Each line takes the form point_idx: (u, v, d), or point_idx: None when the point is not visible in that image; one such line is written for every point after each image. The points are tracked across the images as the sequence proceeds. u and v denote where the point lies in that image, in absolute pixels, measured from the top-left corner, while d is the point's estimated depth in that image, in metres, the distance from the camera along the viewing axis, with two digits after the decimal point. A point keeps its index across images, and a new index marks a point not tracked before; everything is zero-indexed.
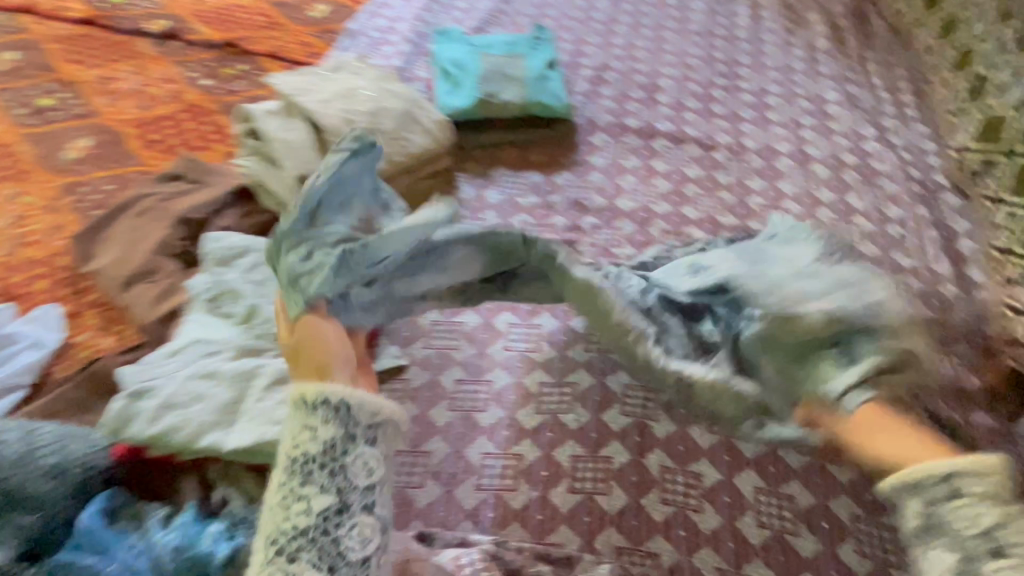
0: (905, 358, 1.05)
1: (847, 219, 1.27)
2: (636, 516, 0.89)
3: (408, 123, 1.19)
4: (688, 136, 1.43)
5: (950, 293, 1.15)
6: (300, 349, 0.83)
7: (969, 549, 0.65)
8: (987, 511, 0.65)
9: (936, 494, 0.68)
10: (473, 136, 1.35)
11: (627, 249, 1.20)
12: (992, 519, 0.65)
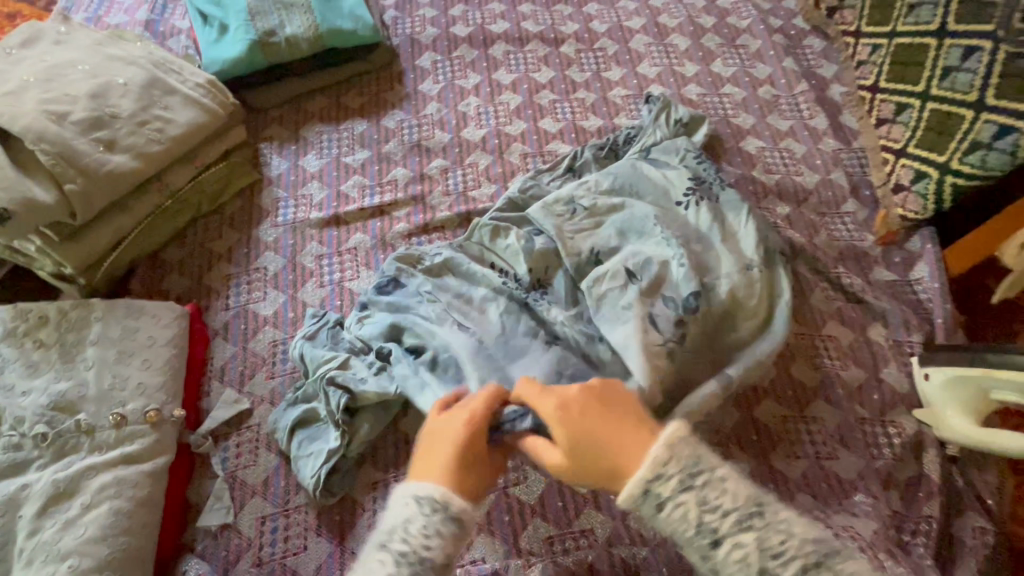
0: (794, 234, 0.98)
1: (716, 92, 1.14)
2: (558, 496, 0.79)
3: (156, 97, 0.89)
4: (530, 33, 1.20)
5: (831, 147, 1.07)
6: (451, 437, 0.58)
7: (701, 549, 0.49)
8: (688, 504, 0.49)
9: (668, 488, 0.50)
10: (263, 96, 1.07)
11: (487, 188, 1.01)
12: (712, 505, 0.49)
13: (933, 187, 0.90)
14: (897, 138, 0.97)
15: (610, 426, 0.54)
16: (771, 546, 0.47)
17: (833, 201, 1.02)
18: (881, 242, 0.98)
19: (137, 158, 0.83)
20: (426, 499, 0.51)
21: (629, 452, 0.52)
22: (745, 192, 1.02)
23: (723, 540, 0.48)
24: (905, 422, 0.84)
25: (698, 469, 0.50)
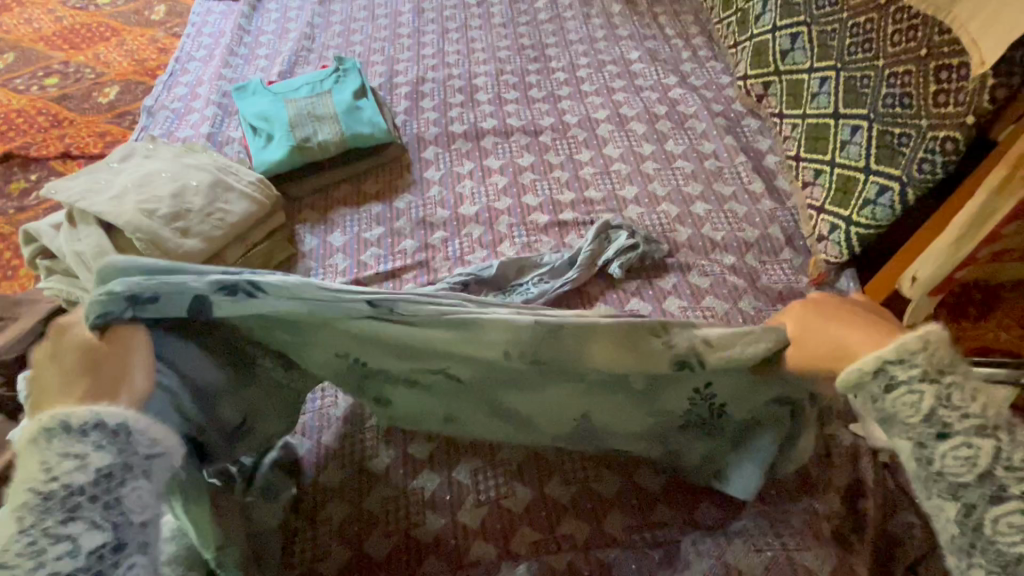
0: (735, 279, 1.16)
1: (670, 166, 1.37)
2: (543, 507, 0.92)
3: (219, 193, 1.14)
4: (514, 127, 1.47)
5: (769, 207, 1.28)
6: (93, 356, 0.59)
7: (914, 429, 0.57)
8: (926, 395, 0.56)
9: (875, 391, 0.60)
10: (299, 188, 1.32)
11: (480, 252, 1.23)
12: (931, 393, 0.56)
13: (845, 236, 1.07)
14: (817, 197, 1.16)
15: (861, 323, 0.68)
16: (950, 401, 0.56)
17: (772, 251, 1.21)
18: (814, 283, 1.15)
19: (205, 241, 1.06)
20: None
21: (852, 341, 0.66)
22: (696, 247, 1.22)
23: (933, 414, 0.56)
24: (842, 435, 0.98)
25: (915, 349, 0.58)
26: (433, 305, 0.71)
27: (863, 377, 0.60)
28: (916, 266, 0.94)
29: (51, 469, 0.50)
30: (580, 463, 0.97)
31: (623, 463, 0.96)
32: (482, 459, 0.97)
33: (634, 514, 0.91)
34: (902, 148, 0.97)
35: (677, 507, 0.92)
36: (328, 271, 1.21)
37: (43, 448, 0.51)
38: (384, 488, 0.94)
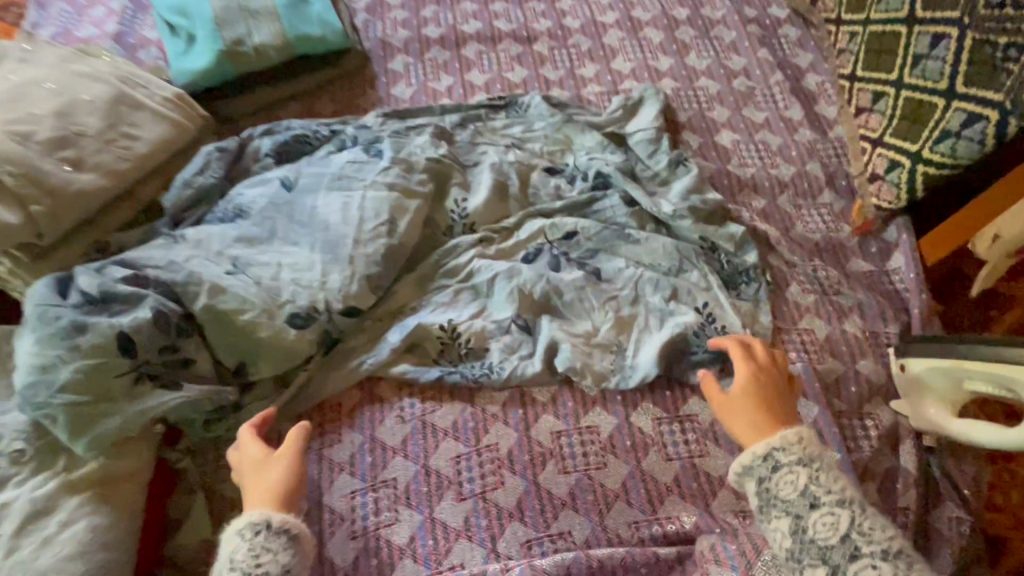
0: (764, 226, 0.98)
1: (691, 85, 1.13)
2: (536, 499, 0.79)
3: (123, 112, 0.89)
4: (503, 32, 1.20)
5: (806, 139, 1.07)
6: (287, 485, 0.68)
7: (796, 510, 0.63)
8: (801, 476, 0.64)
9: (762, 473, 0.66)
10: (234, 105, 1.06)
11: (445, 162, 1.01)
12: (805, 477, 0.64)
13: (904, 175, 0.89)
14: (874, 127, 0.96)
15: (755, 414, 0.72)
16: (862, 528, 0.61)
17: (810, 193, 1.02)
18: (858, 231, 0.97)
19: (105, 176, 0.83)
20: (246, 528, 0.63)
21: (752, 433, 0.70)
22: (721, 187, 1.02)
23: (819, 507, 0.62)
24: (882, 414, 0.84)
25: (811, 462, 0.65)
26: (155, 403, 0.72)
27: (753, 460, 0.67)
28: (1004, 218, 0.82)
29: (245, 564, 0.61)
30: (580, 447, 0.83)
31: (629, 448, 0.83)
32: (466, 444, 0.82)
33: (641, 507, 0.79)
34: (1008, 66, 0.77)
35: (691, 497, 0.79)
36: None
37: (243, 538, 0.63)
38: (348, 479, 0.79)
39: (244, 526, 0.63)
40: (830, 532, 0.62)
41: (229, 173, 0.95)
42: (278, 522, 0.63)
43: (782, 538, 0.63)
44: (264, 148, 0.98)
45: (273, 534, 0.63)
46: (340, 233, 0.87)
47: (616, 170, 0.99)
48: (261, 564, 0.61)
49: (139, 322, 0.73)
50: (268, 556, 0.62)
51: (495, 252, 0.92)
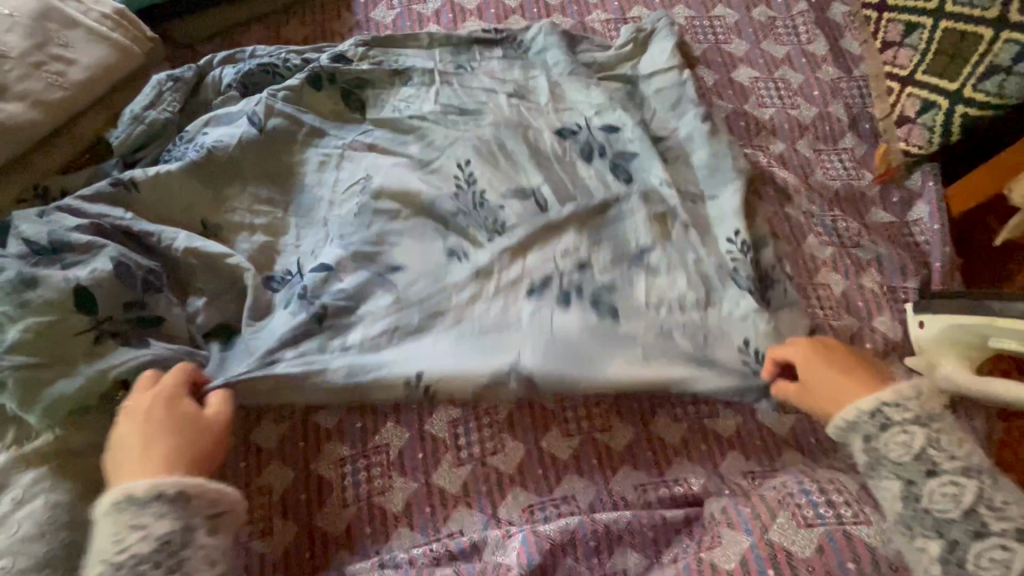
0: (782, 173, 0.90)
1: (706, 14, 1.02)
2: (538, 463, 0.75)
3: (52, 31, 0.75)
4: None
5: (830, 76, 0.98)
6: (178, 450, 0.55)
7: (909, 474, 0.54)
8: (916, 436, 0.54)
9: (870, 430, 0.57)
10: (189, 28, 0.92)
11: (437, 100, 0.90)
12: (923, 437, 0.54)
13: (937, 116, 0.84)
14: (903, 63, 0.87)
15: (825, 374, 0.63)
16: (940, 445, 0.54)
17: (831, 136, 0.94)
18: (879, 180, 0.90)
19: (36, 107, 0.71)
20: (119, 500, 0.50)
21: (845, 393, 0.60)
22: (737, 129, 0.94)
23: (940, 474, 0.53)
24: (898, 371, 0.80)
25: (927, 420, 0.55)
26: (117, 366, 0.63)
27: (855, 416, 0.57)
28: None
29: (122, 538, 0.49)
30: (583, 408, 0.78)
31: (636, 410, 0.78)
32: (463, 407, 0.77)
33: (648, 469, 0.75)
34: None
35: (699, 459, 0.76)
36: None
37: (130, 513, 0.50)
38: (336, 446, 0.74)
39: (107, 507, 0.51)
40: (949, 503, 0.52)
41: (185, 107, 0.83)
42: (172, 488, 0.51)
43: (890, 494, 0.55)
44: (226, 78, 0.85)
45: (143, 506, 0.50)
46: (313, 200, 0.81)
47: (621, 107, 0.89)
48: (129, 547, 0.49)
49: (99, 275, 0.65)
50: (138, 533, 0.50)
51: None
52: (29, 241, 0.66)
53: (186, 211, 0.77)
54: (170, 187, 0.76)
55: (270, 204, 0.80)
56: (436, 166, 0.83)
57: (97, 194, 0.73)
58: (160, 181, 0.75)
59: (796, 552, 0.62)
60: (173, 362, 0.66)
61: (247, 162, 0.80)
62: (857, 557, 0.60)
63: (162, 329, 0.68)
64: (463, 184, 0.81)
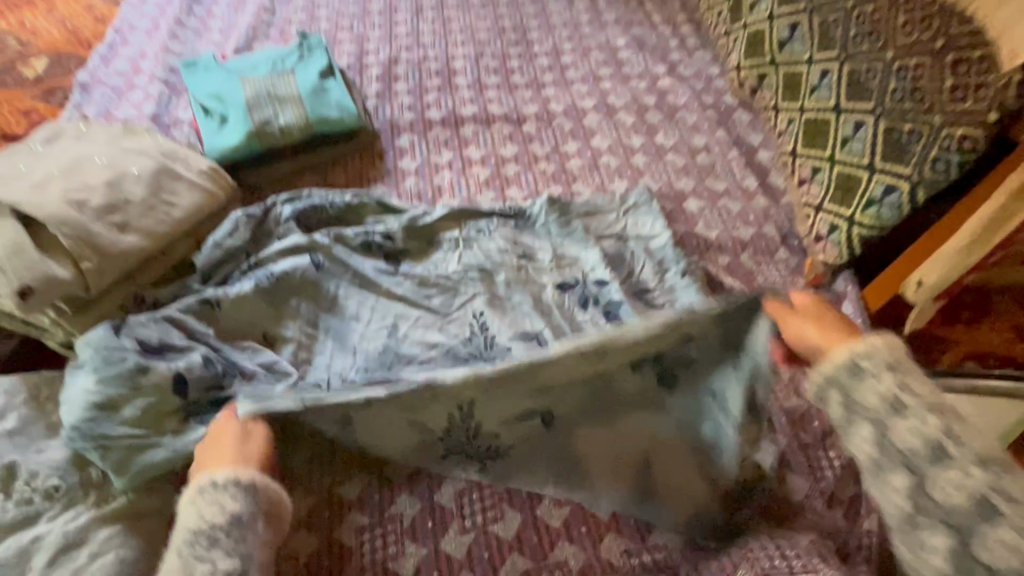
0: (728, 279, 1.11)
1: (661, 160, 1.30)
2: (535, 532, 0.85)
3: (164, 182, 1.00)
4: (496, 114, 1.38)
5: (762, 205, 1.23)
6: (244, 453, 0.70)
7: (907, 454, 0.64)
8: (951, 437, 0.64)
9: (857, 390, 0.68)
10: (259, 176, 1.19)
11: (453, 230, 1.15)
12: (894, 384, 0.67)
13: (846, 236, 1.05)
14: (815, 196, 1.12)
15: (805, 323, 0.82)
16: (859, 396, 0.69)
17: (768, 251, 1.16)
18: (811, 283, 1.10)
19: (146, 237, 0.93)
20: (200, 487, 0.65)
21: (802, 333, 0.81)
22: (690, 245, 1.16)
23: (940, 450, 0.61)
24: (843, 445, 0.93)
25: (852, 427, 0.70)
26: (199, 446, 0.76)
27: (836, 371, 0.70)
28: (920, 271, 0.96)
29: (207, 518, 0.63)
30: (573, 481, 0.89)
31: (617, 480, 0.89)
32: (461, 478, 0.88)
33: (628, 533, 0.86)
34: (913, 146, 0.94)
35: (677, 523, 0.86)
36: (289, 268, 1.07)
37: (201, 501, 0.64)
38: (358, 515, 0.85)
39: (199, 490, 0.65)
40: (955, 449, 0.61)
41: (252, 236, 1.07)
42: (245, 481, 0.65)
43: (865, 442, 0.68)
44: (285, 213, 1.09)
45: (223, 487, 0.65)
46: (351, 327, 1.00)
47: (596, 237, 1.15)
48: (211, 516, 0.63)
49: (193, 367, 0.81)
50: (217, 505, 0.64)
51: (490, 304, 1.04)
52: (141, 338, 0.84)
53: (250, 325, 0.96)
54: (242, 301, 0.96)
55: (315, 316, 1.00)
56: (453, 313, 1.03)
57: (186, 307, 0.92)
58: (238, 299, 0.95)
59: None
60: None
61: (302, 282, 1.01)
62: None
63: None
64: (478, 327, 1.01)
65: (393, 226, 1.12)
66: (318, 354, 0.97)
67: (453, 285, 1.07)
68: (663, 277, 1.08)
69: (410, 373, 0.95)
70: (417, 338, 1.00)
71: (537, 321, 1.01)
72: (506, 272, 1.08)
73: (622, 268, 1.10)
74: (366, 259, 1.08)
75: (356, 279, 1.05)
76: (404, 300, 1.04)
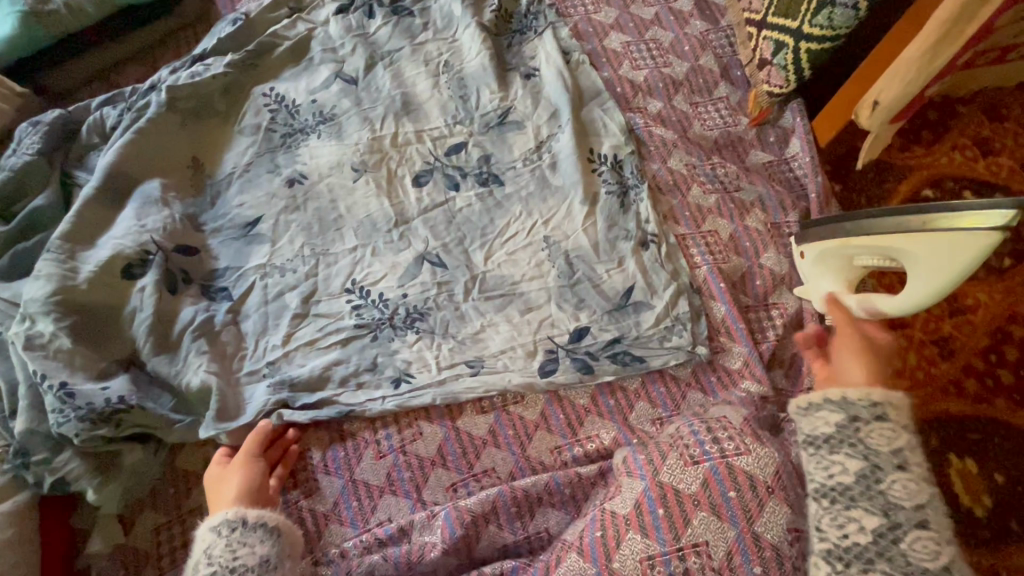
0: (658, 130, 0.94)
1: None
2: (456, 443, 0.78)
3: None
4: None
5: (697, 31, 1.02)
6: (240, 466, 0.70)
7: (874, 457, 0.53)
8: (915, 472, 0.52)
9: (858, 411, 0.54)
10: (66, 74, 0.96)
11: (335, 110, 0.94)
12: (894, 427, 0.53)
13: (791, 54, 0.87)
14: (757, 9, 0.91)
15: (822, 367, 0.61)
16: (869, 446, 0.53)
17: (705, 88, 0.97)
18: (755, 122, 0.95)
19: None
20: (222, 525, 0.63)
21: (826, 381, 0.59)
22: (614, 95, 0.97)
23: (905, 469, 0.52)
24: (787, 301, 0.84)
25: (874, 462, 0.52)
26: (85, 435, 0.67)
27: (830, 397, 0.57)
28: (877, 88, 0.79)
29: (225, 560, 0.61)
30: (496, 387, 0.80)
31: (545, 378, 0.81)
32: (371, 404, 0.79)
33: (559, 430, 0.79)
34: None
35: (610, 410, 0.79)
36: (153, 165, 0.86)
37: (226, 540, 0.62)
38: None
39: (222, 522, 0.63)
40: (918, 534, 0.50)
41: (49, 148, 0.84)
42: (253, 518, 0.64)
43: (842, 473, 0.54)
44: (110, 119, 0.88)
45: (250, 528, 0.63)
46: (246, 247, 0.85)
47: (505, 101, 0.96)
48: (239, 557, 0.61)
49: (32, 340, 0.70)
50: (245, 550, 0.62)
51: (388, 201, 0.89)
52: (86, 412, 0.68)
53: (105, 241, 0.79)
54: (101, 276, 0.76)
55: (188, 238, 0.84)
56: (341, 217, 0.88)
57: (28, 249, 0.78)
58: (83, 220, 0.79)
59: (683, 488, 0.62)
60: (136, 418, 0.70)
61: (168, 199, 0.84)
62: (737, 485, 0.61)
63: (108, 376, 0.72)
64: (358, 298, 0.84)
65: (247, 143, 0.92)
66: (208, 283, 0.83)
67: (348, 174, 0.90)
68: (591, 170, 0.91)
69: (317, 294, 0.84)
70: (311, 251, 0.86)
71: (463, 209, 0.89)
72: (402, 162, 0.92)
73: (552, 128, 0.94)
74: (242, 164, 0.90)
75: (238, 190, 0.89)
76: (288, 207, 0.88)
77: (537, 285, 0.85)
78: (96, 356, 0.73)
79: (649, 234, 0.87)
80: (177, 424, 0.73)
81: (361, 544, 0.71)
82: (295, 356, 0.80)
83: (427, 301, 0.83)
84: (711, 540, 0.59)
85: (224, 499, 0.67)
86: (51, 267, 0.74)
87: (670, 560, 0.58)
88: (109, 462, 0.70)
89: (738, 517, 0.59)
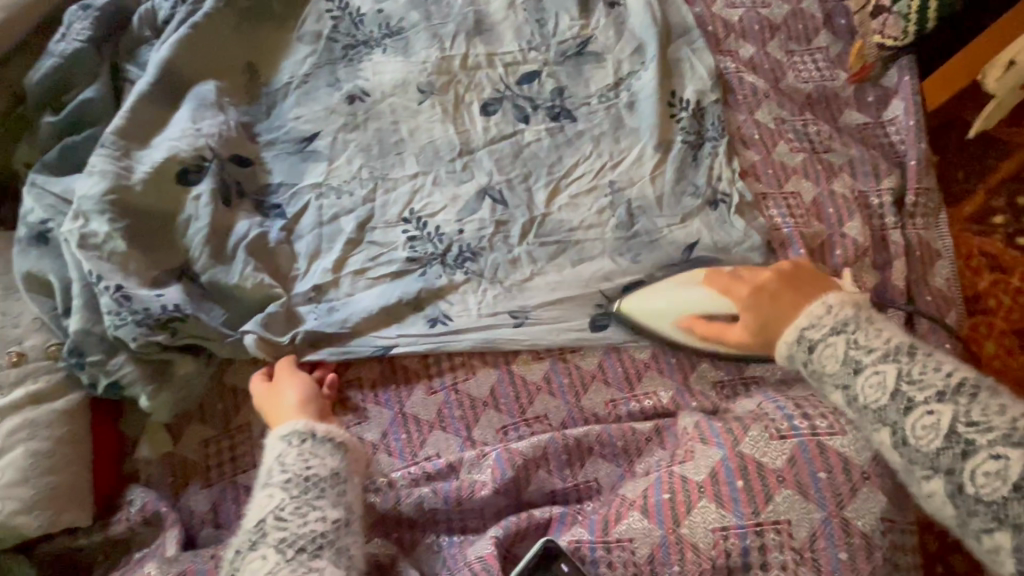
0: (749, 77, 0.87)
1: None
2: (510, 387, 0.76)
3: None
4: None
5: None
6: (287, 383, 0.69)
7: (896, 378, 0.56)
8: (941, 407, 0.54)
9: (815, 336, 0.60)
10: None
11: (401, 23, 0.87)
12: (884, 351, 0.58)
13: None
14: None
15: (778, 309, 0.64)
16: (912, 376, 0.55)
17: (804, 36, 0.89)
18: (855, 78, 0.87)
19: None
20: (293, 435, 0.62)
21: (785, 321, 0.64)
22: (704, 34, 0.89)
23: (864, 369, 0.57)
24: (866, 275, 0.78)
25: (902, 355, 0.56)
26: (140, 340, 0.65)
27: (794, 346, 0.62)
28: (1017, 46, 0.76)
29: (298, 469, 0.61)
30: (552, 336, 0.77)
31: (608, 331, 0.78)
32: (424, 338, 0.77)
33: (620, 387, 0.76)
34: None
35: (670, 369, 0.76)
36: (208, 66, 0.81)
37: (297, 450, 0.62)
38: None
39: (291, 433, 0.63)
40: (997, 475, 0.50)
41: (100, 36, 0.78)
42: (323, 432, 0.63)
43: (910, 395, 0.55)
44: (162, 11, 0.82)
45: (320, 441, 0.62)
46: (302, 163, 0.81)
47: (586, 30, 0.88)
48: (312, 467, 0.61)
49: (86, 238, 0.67)
50: (317, 461, 0.61)
51: (453, 128, 0.83)
52: (142, 317, 0.66)
53: (158, 142, 0.74)
54: (155, 178, 0.72)
55: (242, 148, 0.79)
56: (403, 140, 0.83)
57: (78, 143, 0.74)
58: (136, 118, 0.74)
59: (767, 462, 0.60)
60: (190, 328, 0.68)
61: (223, 104, 0.79)
62: (829, 466, 0.59)
63: (162, 283, 0.69)
64: (415, 229, 0.79)
65: (306, 52, 0.85)
66: (262, 198, 0.79)
67: (413, 95, 0.84)
68: (672, 114, 0.84)
69: (375, 220, 0.79)
70: (369, 174, 0.81)
71: (532, 143, 0.84)
72: (470, 87, 0.85)
73: (635, 63, 0.86)
74: (300, 74, 0.84)
75: (295, 101, 0.83)
76: (347, 124, 0.83)
77: (605, 233, 0.80)
78: (150, 262, 0.70)
79: (719, 192, 0.81)
80: (230, 338, 0.70)
81: (409, 476, 0.71)
82: (346, 282, 0.77)
83: (488, 238, 0.79)
84: (793, 518, 0.58)
85: (284, 412, 0.66)
86: (105, 164, 0.70)
87: (746, 534, 0.57)
88: (163, 370, 0.69)
89: (826, 499, 0.58)
